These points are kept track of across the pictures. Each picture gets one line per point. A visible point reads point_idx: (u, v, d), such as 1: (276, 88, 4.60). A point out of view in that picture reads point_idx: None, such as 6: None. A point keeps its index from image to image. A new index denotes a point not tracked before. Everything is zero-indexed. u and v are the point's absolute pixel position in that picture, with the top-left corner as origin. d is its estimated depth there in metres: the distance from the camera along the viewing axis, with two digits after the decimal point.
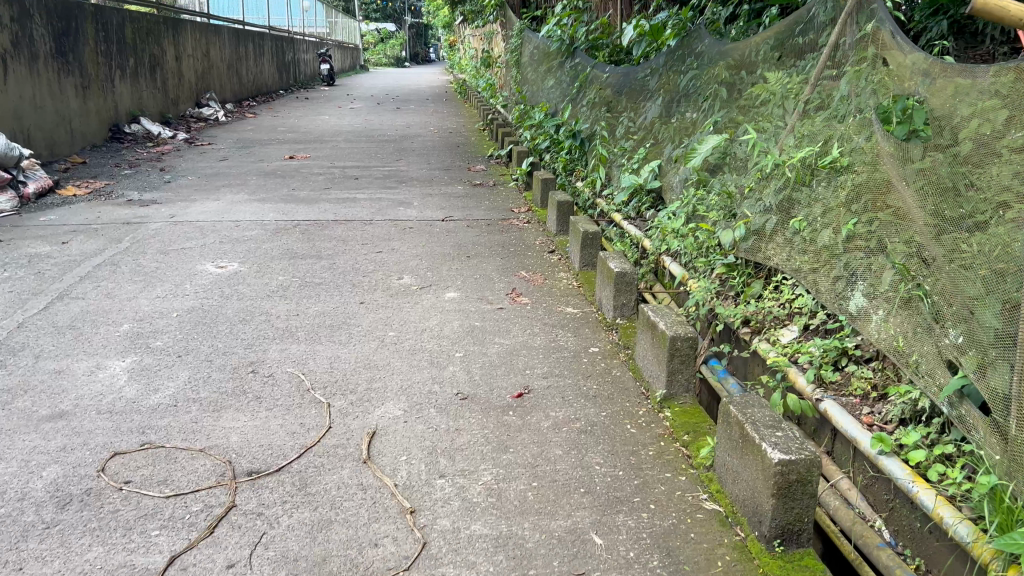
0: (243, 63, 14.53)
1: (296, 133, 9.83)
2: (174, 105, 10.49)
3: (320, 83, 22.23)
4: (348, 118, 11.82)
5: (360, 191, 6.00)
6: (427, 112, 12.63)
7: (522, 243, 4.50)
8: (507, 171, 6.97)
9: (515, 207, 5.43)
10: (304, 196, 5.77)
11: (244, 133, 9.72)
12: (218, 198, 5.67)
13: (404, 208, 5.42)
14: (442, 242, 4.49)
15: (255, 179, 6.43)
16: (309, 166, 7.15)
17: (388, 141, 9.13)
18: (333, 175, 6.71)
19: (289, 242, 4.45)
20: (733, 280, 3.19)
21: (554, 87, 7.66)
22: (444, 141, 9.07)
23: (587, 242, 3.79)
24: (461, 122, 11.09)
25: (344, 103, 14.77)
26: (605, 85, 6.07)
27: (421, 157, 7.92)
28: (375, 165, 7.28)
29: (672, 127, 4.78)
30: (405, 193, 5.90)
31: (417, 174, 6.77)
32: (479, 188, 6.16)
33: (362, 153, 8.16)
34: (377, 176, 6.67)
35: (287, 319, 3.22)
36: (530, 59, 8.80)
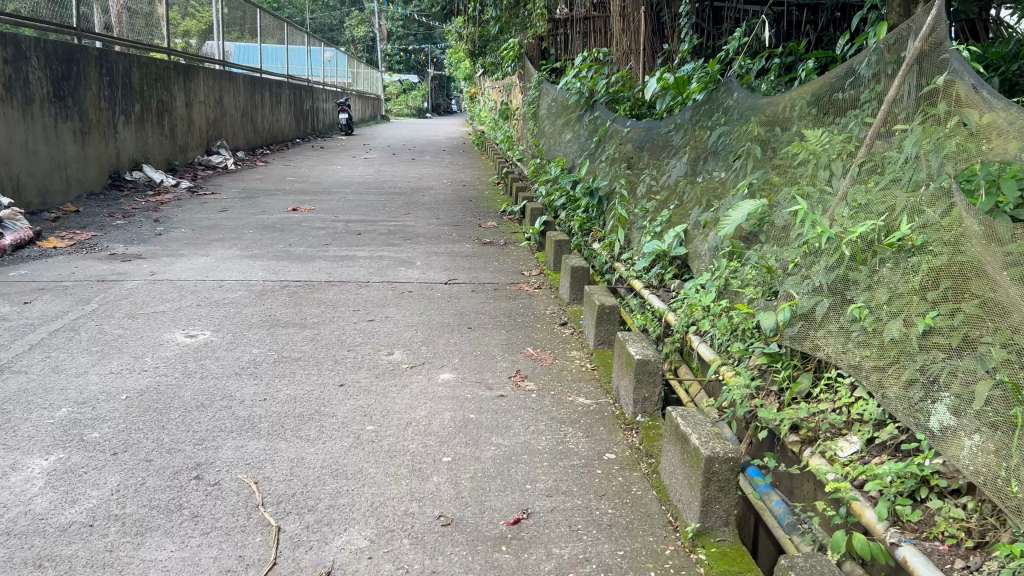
0: (258, 110, 14.37)
1: (305, 183, 9.51)
2: (181, 152, 10.25)
3: (337, 132, 22.12)
4: (361, 168, 11.52)
5: (360, 247, 5.60)
6: (441, 164, 12.33)
7: (531, 312, 4.04)
8: (520, 229, 6.56)
9: (526, 269, 4.99)
10: (299, 253, 5.37)
11: (251, 183, 9.41)
12: (207, 254, 5.28)
13: (405, 268, 5.00)
14: (442, 308, 4.04)
15: (251, 233, 6.05)
16: (310, 220, 6.77)
17: (398, 193, 8.78)
18: (335, 229, 6.32)
19: (273, 307, 4.02)
20: (775, 372, 2.72)
21: (572, 141, 7.29)
22: (457, 195, 8.70)
23: (604, 318, 3.32)
24: (476, 174, 10.75)
25: (358, 153, 14.52)
26: (626, 140, 5.69)
27: (430, 211, 7.54)
28: (380, 219, 6.90)
29: (698, 187, 4.36)
30: (408, 252, 5.49)
31: (423, 230, 6.37)
32: (488, 247, 5.75)
33: (369, 205, 7.79)
34: (381, 231, 6.27)
35: (252, 405, 2.77)
36: (548, 111, 8.47)
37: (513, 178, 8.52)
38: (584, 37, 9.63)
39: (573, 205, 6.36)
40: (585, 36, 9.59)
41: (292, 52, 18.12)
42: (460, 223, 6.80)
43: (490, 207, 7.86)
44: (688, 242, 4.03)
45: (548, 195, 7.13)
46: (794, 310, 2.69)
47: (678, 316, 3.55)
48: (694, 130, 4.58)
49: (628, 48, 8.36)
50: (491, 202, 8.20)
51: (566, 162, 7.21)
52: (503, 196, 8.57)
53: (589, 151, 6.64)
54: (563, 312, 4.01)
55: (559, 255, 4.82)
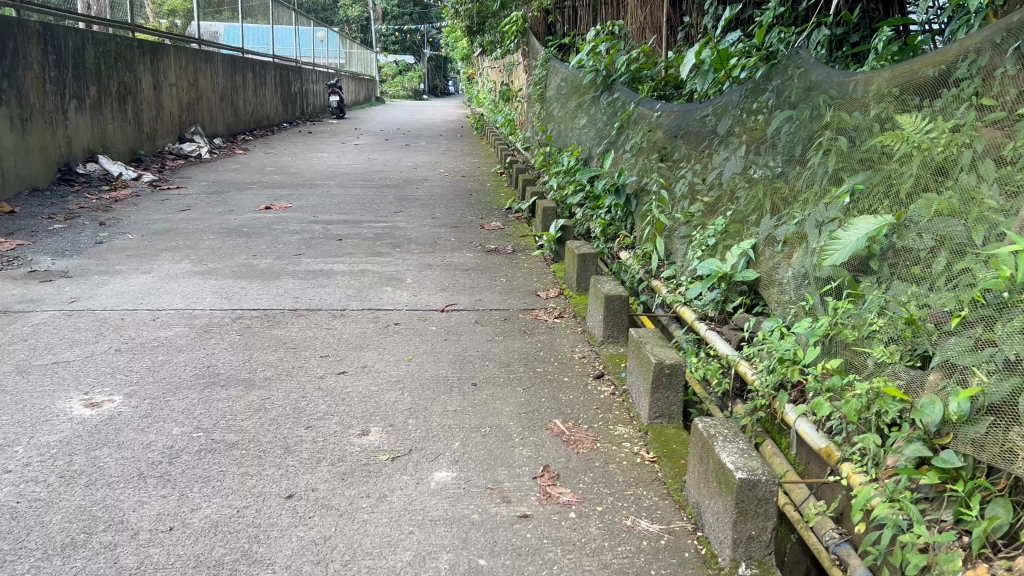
0: (240, 93, 13.37)
1: (285, 174, 8.54)
2: (149, 140, 9.29)
3: (328, 115, 21.08)
4: (351, 156, 10.56)
5: (340, 259, 4.65)
6: (438, 151, 11.35)
7: (552, 353, 3.10)
8: (530, 231, 5.61)
9: (542, 288, 4.04)
10: (264, 267, 4.43)
11: (224, 175, 8.45)
12: (151, 270, 4.34)
13: (393, 287, 4.06)
14: (438, 351, 3.10)
15: (211, 241, 5.10)
16: (285, 222, 5.82)
17: (388, 186, 7.82)
18: (311, 234, 5.37)
19: (216, 351, 3.08)
20: (948, 493, 1.78)
21: (588, 127, 6.33)
22: (455, 188, 7.75)
23: (661, 384, 2.39)
24: (477, 163, 9.79)
25: (347, 138, 13.53)
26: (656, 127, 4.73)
27: (424, 208, 6.59)
28: (366, 220, 5.95)
29: (758, 186, 3.41)
30: (397, 264, 4.55)
31: (415, 235, 5.42)
32: (492, 256, 4.81)
33: (354, 202, 6.83)
34: (366, 236, 5.33)
35: (146, 542, 1.83)
36: (558, 92, 7.49)
37: (518, 168, 7.56)
38: (594, 9, 8.61)
39: (592, 204, 5.41)
40: (594, 9, 8.59)
41: (280, 31, 17.06)
42: (459, 224, 5.86)
43: (492, 203, 6.92)
44: (757, 263, 3.09)
45: (563, 191, 6.18)
46: (976, 397, 1.76)
47: (759, 372, 2.63)
48: (744, 110, 3.63)
49: (646, 21, 7.35)
50: (493, 197, 7.25)
51: (583, 152, 6.26)
52: (507, 189, 7.61)
53: (611, 140, 5.70)
54: (594, 354, 3.08)
55: (583, 274, 3.87)
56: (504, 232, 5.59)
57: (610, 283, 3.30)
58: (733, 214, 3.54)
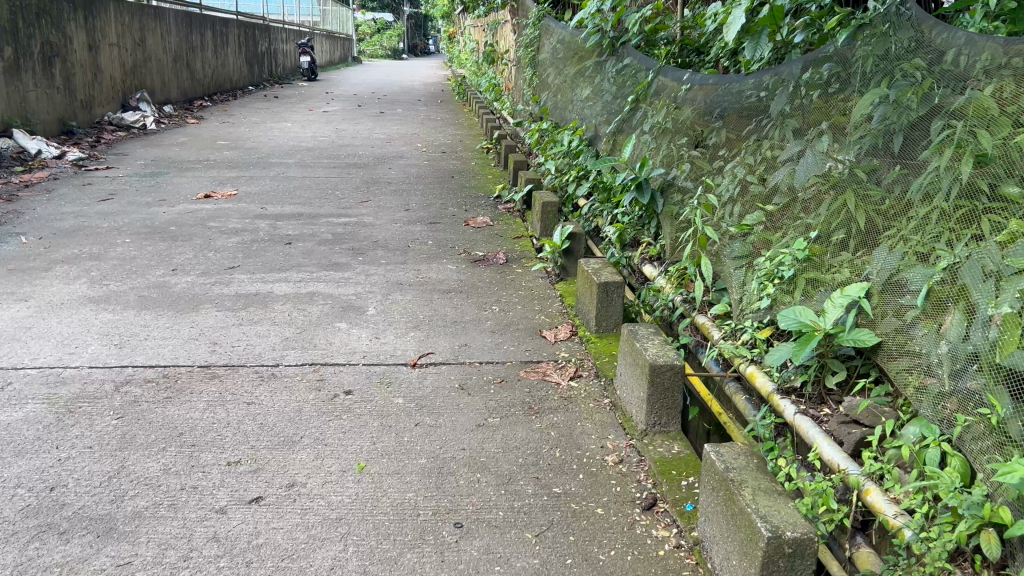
0: (197, 54, 12.13)
1: (239, 150, 7.46)
2: (84, 109, 8.13)
3: (299, 77, 19.75)
4: (318, 126, 9.47)
5: (284, 277, 3.63)
6: (414, 120, 10.24)
7: (573, 450, 2.13)
8: (526, 230, 4.61)
9: (548, 326, 3.05)
10: (182, 290, 3.40)
11: (167, 150, 7.34)
12: (31, 293, 3.30)
13: (349, 323, 3.05)
14: (405, 448, 2.11)
15: (125, 247, 4.05)
16: (225, 217, 4.76)
17: (357, 165, 6.75)
18: (254, 237, 4.33)
19: (72, 453, 2.07)
20: None
21: (593, 100, 5.29)
22: (435, 167, 6.72)
23: (777, 571, 1.44)
24: (460, 135, 8.73)
25: (317, 104, 12.35)
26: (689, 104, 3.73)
27: (397, 196, 5.56)
28: (327, 214, 4.93)
29: (849, 195, 2.43)
30: (358, 285, 3.53)
31: (383, 237, 4.40)
32: (479, 271, 3.80)
33: (314, 187, 5.77)
34: (322, 240, 4.30)
35: None
36: (554, 56, 6.44)
37: (507, 146, 6.51)
38: None
39: (603, 197, 4.41)
40: None
41: None
42: (438, 220, 4.84)
43: (478, 188, 5.89)
44: (875, 322, 2.12)
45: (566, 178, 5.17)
46: None
47: (913, 521, 1.67)
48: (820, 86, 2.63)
49: None
50: (479, 180, 6.21)
51: (587, 131, 5.23)
52: (494, 169, 6.57)
53: (625, 118, 4.68)
54: (635, 453, 2.11)
55: (604, 310, 2.88)
56: (493, 232, 4.58)
57: (653, 339, 2.33)
58: (813, 233, 2.56)
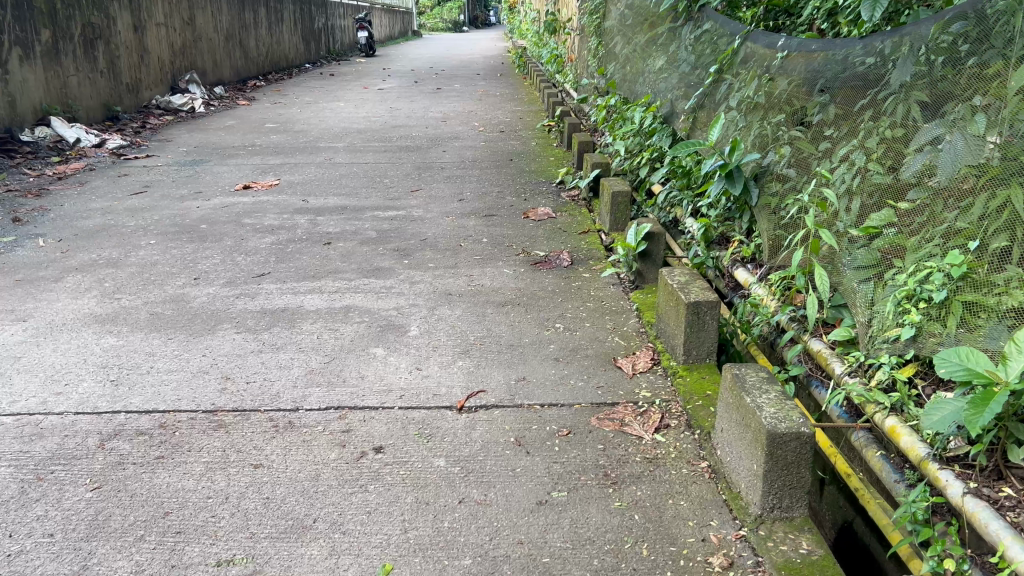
0: (251, 32, 11.80)
1: (287, 134, 7.08)
2: (131, 92, 7.84)
3: (356, 54, 19.35)
4: (372, 105, 9.03)
5: (317, 286, 3.18)
6: (472, 96, 9.72)
7: (665, 546, 1.62)
8: (593, 224, 4.06)
9: (622, 353, 2.52)
10: (201, 306, 2.98)
11: (213, 135, 6.99)
12: (34, 310, 2.93)
13: (385, 349, 2.58)
14: (444, 543, 1.63)
15: (148, 251, 3.66)
16: (261, 212, 4.34)
17: (409, 148, 6.28)
18: (290, 236, 3.90)
19: (26, 546, 1.64)
20: None
21: (669, 71, 4.69)
22: (493, 149, 6.21)
23: None
24: (520, 111, 8.19)
25: (372, 81, 11.95)
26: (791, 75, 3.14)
27: (450, 183, 5.08)
28: (373, 207, 4.46)
29: (1016, 189, 1.88)
30: (400, 297, 3.05)
31: (433, 235, 3.91)
32: (540, 276, 3.28)
33: (361, 175, 5.32)
34: (365, 239, 3.84)
35: None
36: (624, 23, 5.83)
37: (572, 124, 5.94)
38: None
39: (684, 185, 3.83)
40: None
41: None
42: (494, 213, 4.33)
43: (539, 173, 5.35)
44: None
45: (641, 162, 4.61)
46: None
47: None
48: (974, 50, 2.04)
49: None
50: (540, 163, 5.67)
51: (662, 108, 4.63)
52: (557, 150, 6.02)
53: (707, 92, 4.07)
54: (750, 552, 1.60)
55: (693, 338, 2.33)
56: (556, 226, 4.05)
57: (770, 392, 1.79)
58: (970, 242, 1.98)
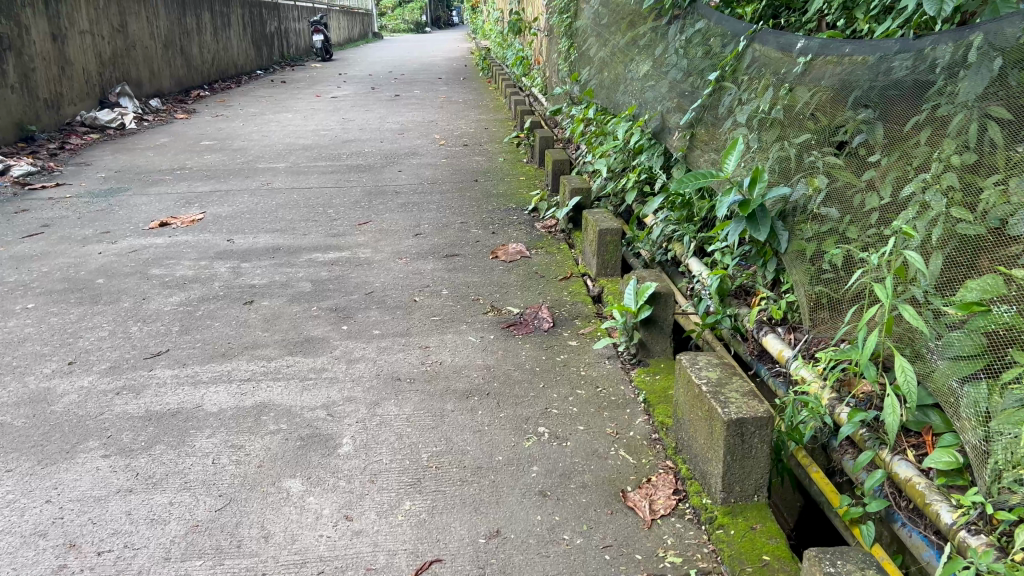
0: (194, 37, 10.97)
1: (224, 152, 6.32)
2: (50, 108, 7.02)
3: (312, 58, 18.54)
4: (323, 116, 8.29)
5: (227, 371, 2.46)
6: (433, 103, 9.02)
7: None
8: (576, 266, 3.38)
9: (636, 478, 1.84)
10: (66, 410, 2.24)
11: (139, 156, 6.20)
12: None
13: (305, 480, 1.87)
14: None
15: (19, 321, 2.91)
16: (175, 258, 3.60)
17: (360, 168, 5.56)
18: (205, 293, 3.17)
19: None
20: None
21: (657, 78, 4.02)
22: (456, 167, 5.51)
23: None
24: (485, 120, 7.50)
25: (327, 88, 11.18)
26: (822, 85, 2.49)
27: (405, 212, 4.38)
28: (311, 248, 3.74)
29: None
30: (333, 386, 2.34)
31: (381, 287, 3.20)
32: (514, 345, 2.59)
33: (302, 203, 4.60)
34: (298, 295, 3.12)
35: None
36: (601, 23, 5.18)
37: (544, 138, 5.25)
38: None
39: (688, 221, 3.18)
40: None
41: None
42: (456, 253, 3.63)
43: (508, 196, 4.66)
44: None
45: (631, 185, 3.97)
46: None
47: None
48: None
49: None
50: (509, 184, 4.98)
51: (651, 121, 3.96)
52: (527, 167, 5.35)
53: (707, 103, 3.41)
54: None
55: (735, 470, 1.66)
56: (530, 270, 3.36)
57: None
58: None
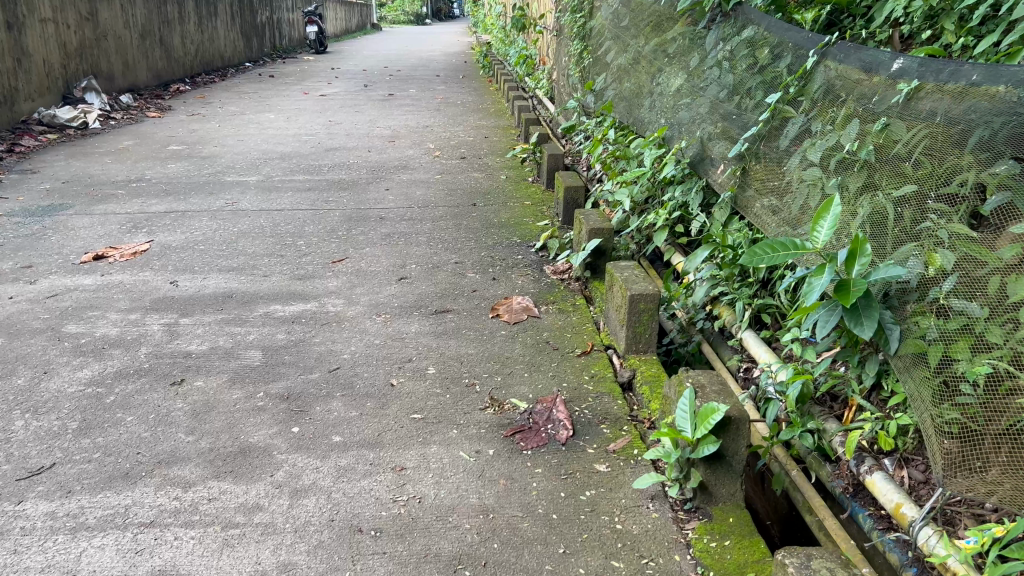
0: (175, 27, 10.23)
1: (192, 160, 5.62)
2: (1, 105, 6.31)
3: (306, 50, 17.80)
4: (309, 117, 7.59)
5: (122, 509, 1.78)
6: (430, 105, 8.33)
7: None
8: (597, 333, 2.69)
9: None
10: None
11: (95, 163, 5.50)
12: None
13: None
14: None
15: None
16: (99, 310, 2.91)
17: (342, 185, 4.87)
18: (125, 366, 2.48)
19: None
20: None
21: (694, 95, 3.34)
22: (451, 186, 4.83)
23: None
24: (486, 127, 6.82)
25: (318, 84, 10.48)
26: (939, 119, 1.80)
27: (389, 246, 3.69)
28: (270, 298, 3.05)
29: None
30: (265, 543, 1.66)
31: (351, 360, 2.52)
32: (521, 467, 1.91)
33: (268, 231, 3.91)
34: (243, 374, 2.44)
35: None
36: (620, 25, 4.51)
37: (552, 156, 4.56)
38: None
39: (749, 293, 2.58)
40: None
41: None
42: (447, 308, 2.95)
43: (511, 228, 3.98)
44: None
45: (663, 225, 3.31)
46: None
47: None
48: None
49: None
50: (512, 210, 4.30)
51: (688, 149, 3.28)
52: (532, 189, 4.67)
53: (763, 133, 2.74)
54: None
55: None
56: (537, 338, 2.67)
57: None
58: None
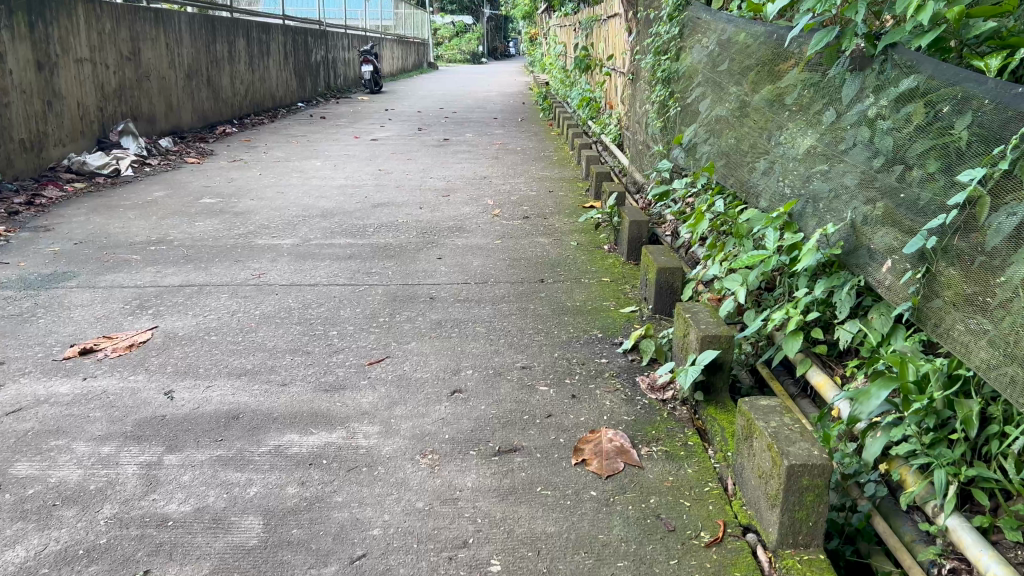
0: (224, 66, 9.83)
1: (223, 216, 5.03)
2: (27, 150, 5.83)
3: (361, 90, 17.49)
4: (358, 165, 7.01)
5: None
6: (487, 152, 7.71)
7: None
8: (730, 501, 1.95)
9: None
10: None
11: (117, 218, 4.94)
12: None
13: None
14: None
15: None
16: (63, 440, 2.24)
17: (387, 252, 4.19)
18: (72, 543, 1.79)
19: None
20: None
21: (833, 162, 2.58)
22: (514, 254, 4.13)
23: None
24: (549, 180, 6.14)
25: (370, 127, 9.98)
26: None
27: (440, 341, 2.99)
28: (285, 421, 2.36)
29: None
30: None
31: (382, 540, 1.80)
32: None
33: (296, 316, 3.24)
34: (230, 562, 1.73)
35: None
36: (717, 69, 3.79)
37: (635, 224, 3.85)
38: None
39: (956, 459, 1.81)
40: None
41: None
42: (515, 445, 2.22)
43: (590, 316, 3.24)
44: None
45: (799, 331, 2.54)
46: None
47: None
48: None
49: None
50: (588, 290, 3.57)
51: (835, 235, 2.53)
52: (611, 262, 3.95)
53: (956, 223, 1.96)
54: None
55: None
56: (641, 507, 1.92)
57: None
58: None
